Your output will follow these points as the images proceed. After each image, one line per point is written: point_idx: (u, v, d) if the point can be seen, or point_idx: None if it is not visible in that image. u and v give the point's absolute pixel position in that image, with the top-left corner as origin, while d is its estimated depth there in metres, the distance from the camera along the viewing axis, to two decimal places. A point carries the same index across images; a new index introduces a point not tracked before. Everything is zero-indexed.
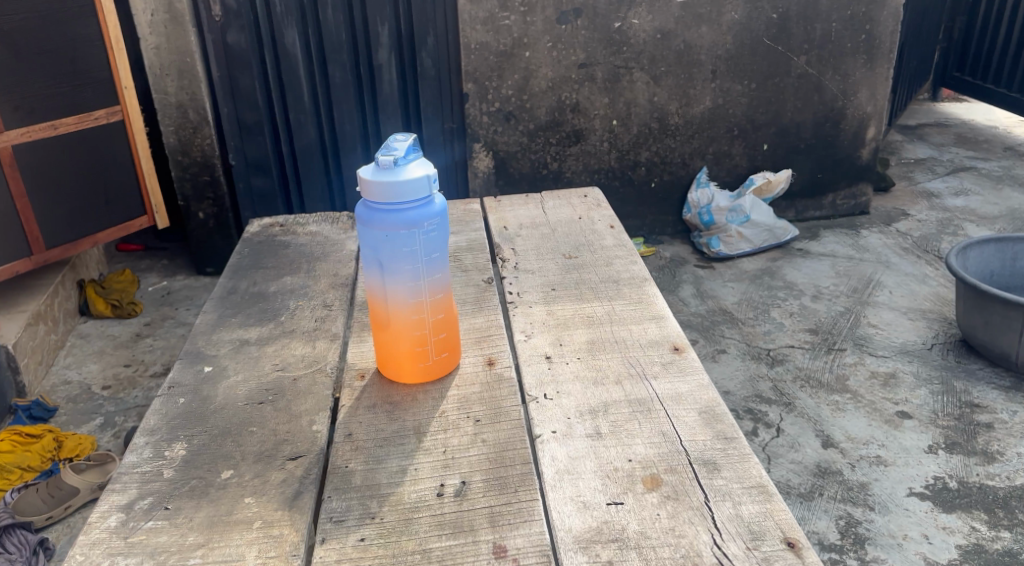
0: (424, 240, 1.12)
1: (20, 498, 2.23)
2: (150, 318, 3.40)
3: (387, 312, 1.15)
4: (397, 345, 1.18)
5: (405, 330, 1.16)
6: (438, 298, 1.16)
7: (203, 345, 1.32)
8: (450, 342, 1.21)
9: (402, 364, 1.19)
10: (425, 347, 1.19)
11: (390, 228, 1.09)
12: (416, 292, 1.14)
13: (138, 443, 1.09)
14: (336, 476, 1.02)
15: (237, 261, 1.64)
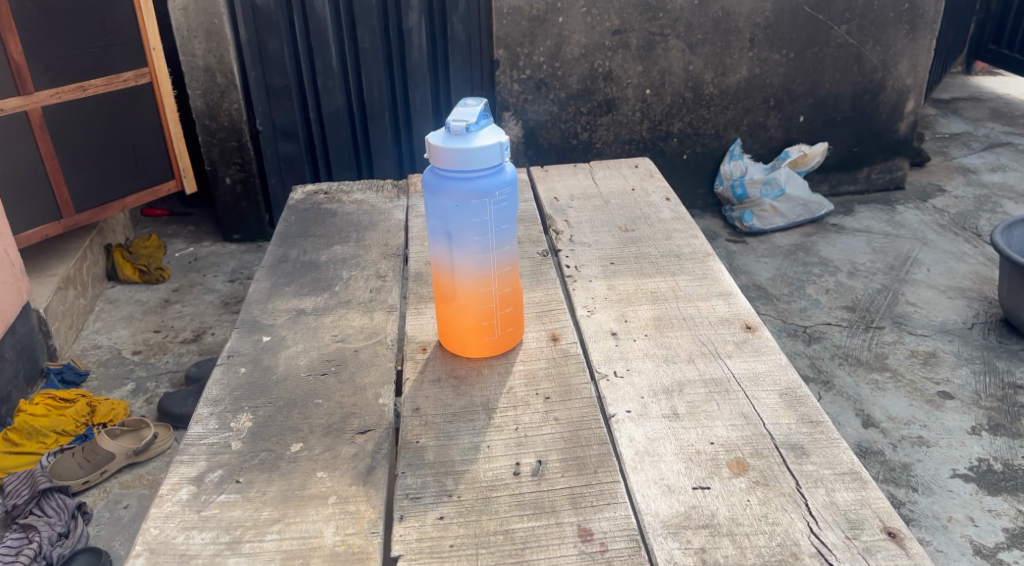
0: (494, 210, 1.07)
1: (57, 462, 2.23)
2: (178, 284, 3.39)
3: (453, 285, 1.11)
4: (462, 319, 1.15)
5: (471, 304, 1.13)
6: (505, 271, 1.13)
7: (260, 315, 1.29)
8: (515, 317, 1.18)
9: (466, 339, 1.16)
10: (491, 321, 1.15)
11: (460, 197, 1.05)
12: (484, 264, 1.10)
13: (203, 414, 1.06)
14: (408, 451, 1.00)
15: (284, 228, 1.61)
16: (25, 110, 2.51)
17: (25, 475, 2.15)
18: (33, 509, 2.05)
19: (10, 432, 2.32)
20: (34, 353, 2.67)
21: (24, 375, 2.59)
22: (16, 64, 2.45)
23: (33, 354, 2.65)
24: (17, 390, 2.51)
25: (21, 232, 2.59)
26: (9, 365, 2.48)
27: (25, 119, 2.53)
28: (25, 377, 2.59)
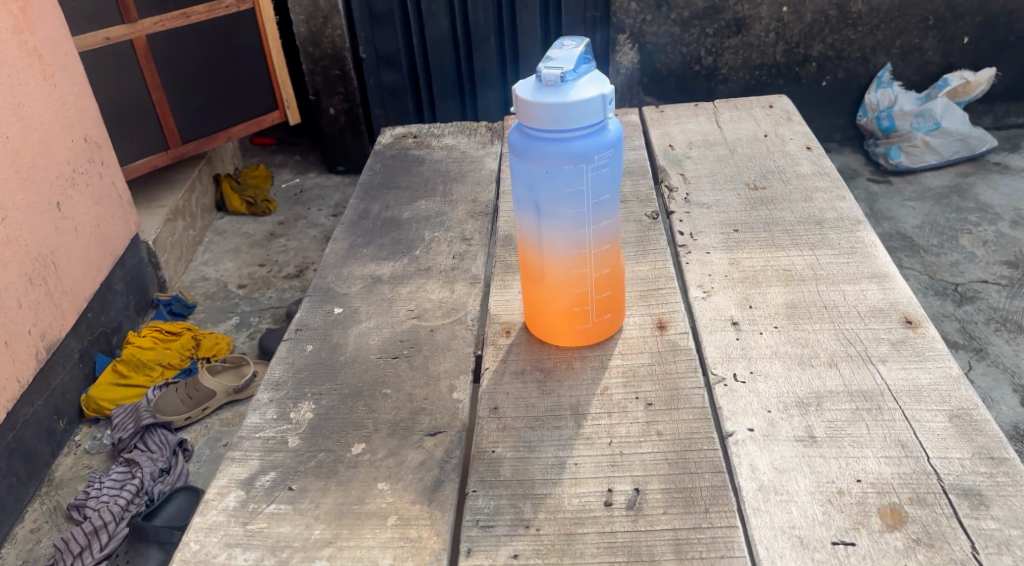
0: (592, 178, 0.89)
1: (161, 396, 2.29)
2: (283, 216, 3.38)
3: (542, 266, 0.95)
4: (551, 304, 0.98)
5: (562, 287, 0.96)
6: (604, 250, 0.95)
7: (333, 282, 1.18)
8: (614, 302, 1.00)
9: (555, 327, 1.00)
10: (585, 308, 0.98)
11: (550, 162, 0.87)
12: (578, 241, 0.93)
13: (261, 401, 0.96)
14: (482, 464, 0.86)
15: (368, 178, 1.48)
16: (129, 38, 2.50)
17: (132, 408, 2.21)
18: (137, 444, 2.12)
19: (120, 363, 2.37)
20: (145, 284, 2.73)
21: (136, 306, 2.65)
22: None
23: (143, 286, 2.71)
24: (129, 321, 2.58)
25: (130, 163, 2.62)
26: (121, 297, 2.54)
27: (130, 48, 2.52)
28: (136, 308, 2.65)
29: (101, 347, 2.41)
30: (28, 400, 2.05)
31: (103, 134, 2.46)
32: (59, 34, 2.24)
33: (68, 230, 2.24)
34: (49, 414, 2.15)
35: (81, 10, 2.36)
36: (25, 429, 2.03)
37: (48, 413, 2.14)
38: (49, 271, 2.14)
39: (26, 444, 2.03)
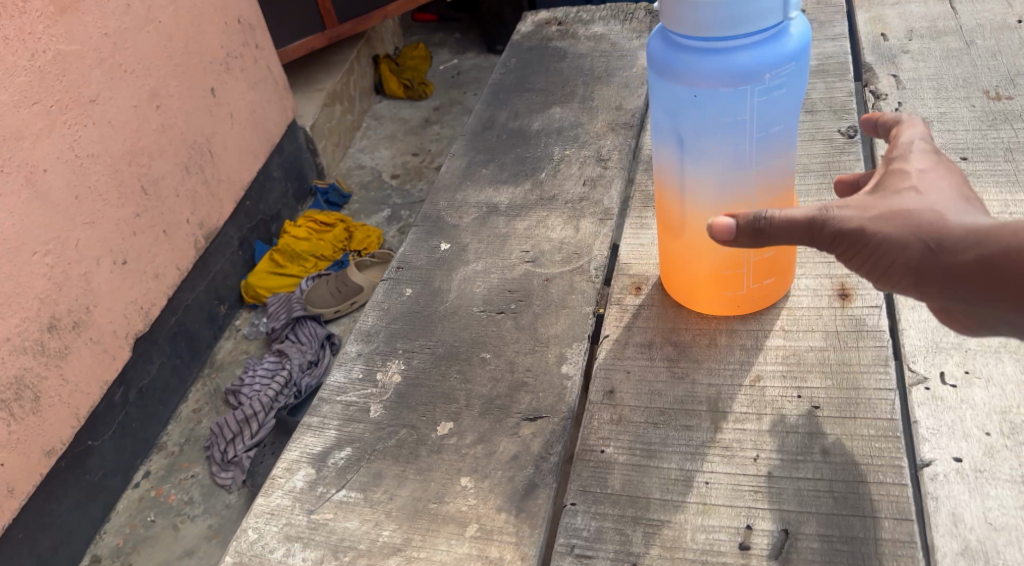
0: (759, 104, 0.65)
1: (313, 289, 2.32)
2: (439, 101, 3.25)
3: (682, 219, 0.73)
4: (693, 264, 0.76)
5: (708, 245, 0.74)
6: (769, 203, 0.71)
7: (445, 209, 1.02)
8: (779, 267, 0.77)
9: (698, 293, 0.79)
10: (738, 273, 0.76)
11: (703, 84, 0.64)
12: (734, 189, 0.69)
13: (349, 355, 0.85)
14: (588, 468, 0.70)
15: (500, 77, 1.27)
16: None
17: (286, 297, 2.27)
18: (289, 334, 2.16)
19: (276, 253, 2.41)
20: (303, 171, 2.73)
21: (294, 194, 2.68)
22: None
23: (301, 173, 2.71)
24: (287, 209, 2.61)
25: (287, 46, 2.56)
26: (279, 185, 2.57)
27: None
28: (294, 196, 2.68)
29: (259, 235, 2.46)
30: (190, 285, 2.09)
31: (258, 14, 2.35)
32: None
33: (224, 117, 2.19)
34: (211, 299, 2.21)
35: None
36: (189, 313, 2.08)
37: (209, 298, 2.21)
38: (206, 160, 2.10)
39: (189, 327, 2.09)
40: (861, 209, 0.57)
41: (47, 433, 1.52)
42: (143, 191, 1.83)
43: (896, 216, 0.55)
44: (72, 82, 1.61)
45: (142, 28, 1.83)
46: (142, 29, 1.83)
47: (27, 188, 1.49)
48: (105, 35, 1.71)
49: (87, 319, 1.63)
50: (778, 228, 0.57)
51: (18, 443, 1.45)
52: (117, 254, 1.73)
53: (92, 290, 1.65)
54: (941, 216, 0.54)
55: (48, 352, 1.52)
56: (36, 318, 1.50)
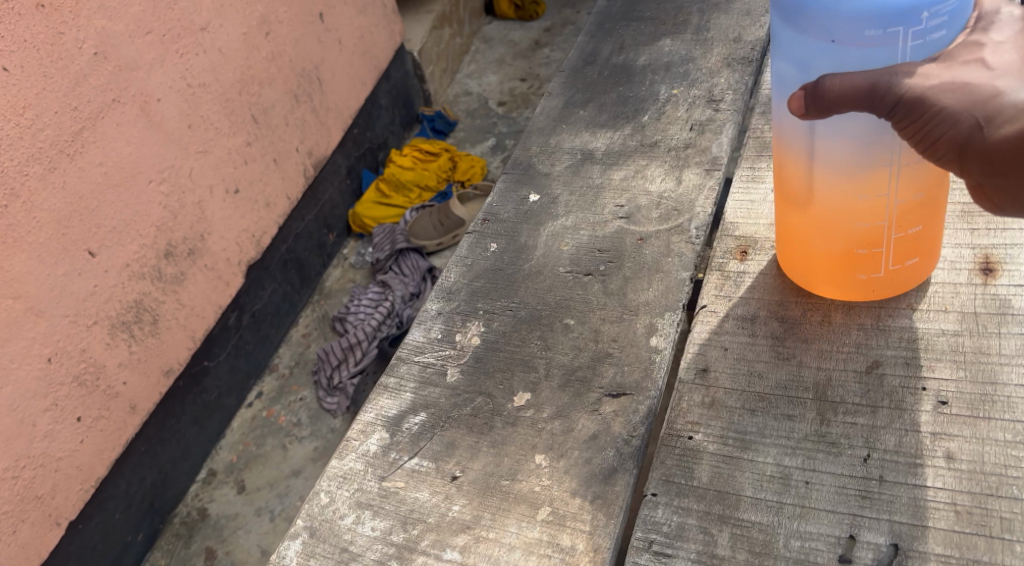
0: (913, 49, 0.54)
1: (417, 220, 2.34)
2: (551, 23, 3.11)
3: (811, 190, 0.62)
4: (820, 242, 0.66)
5: (839, 219, 0.63)
6: (920, 171, 0.60)
7: (537, 155, 0.95)
8: (923, 245, 0.66)
9: (821, 273, 0.69)
10: (875, 252, 0.65)
11: (844, 27, 0.53)
12: (876, 152, 0.58)
13: (429, 313, 0.81)
14: (673, 457, 0.64)
15: (607, 4, 1.17)
16: None
17: (389, 229, 2.27)
18: (392, 266, 2.20)
19: (383, 182, 2.43)
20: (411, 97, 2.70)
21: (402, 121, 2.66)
22: None
23: (409, 99, 2.68)
24: (394, 137, 2.60)
25: None
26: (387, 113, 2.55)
27: None
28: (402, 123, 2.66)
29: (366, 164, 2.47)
30: (300, 214, 2.13)
31: None
32: None
33: (332, 42, 2.15)
34: (320, 228, 2.26)
35: None
36: (298, 241, 2.13)
37: (318, 225, 2.25)
38: (314, 88, 2.08)
39: (299, 255, 2.14)
40: (931, 71, 0.51)
41: (165, 354, 1.56)
42: (253, 119, 1.81)
43: (959, 88, 0.51)
44: (184, 10, 1.53)
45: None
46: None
47: (142, 118, 1.44)
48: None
49: (202, 246, 1.65)
50: (840, 92, 0.51)
51: (139, 363, 1.49)
52: (230, 183, 1.73)
53: (207, 217, 1.66)
54: (1005, 96, 0.51)
55: (165, 276, 1.54)
56: (153, 245, 1.50)
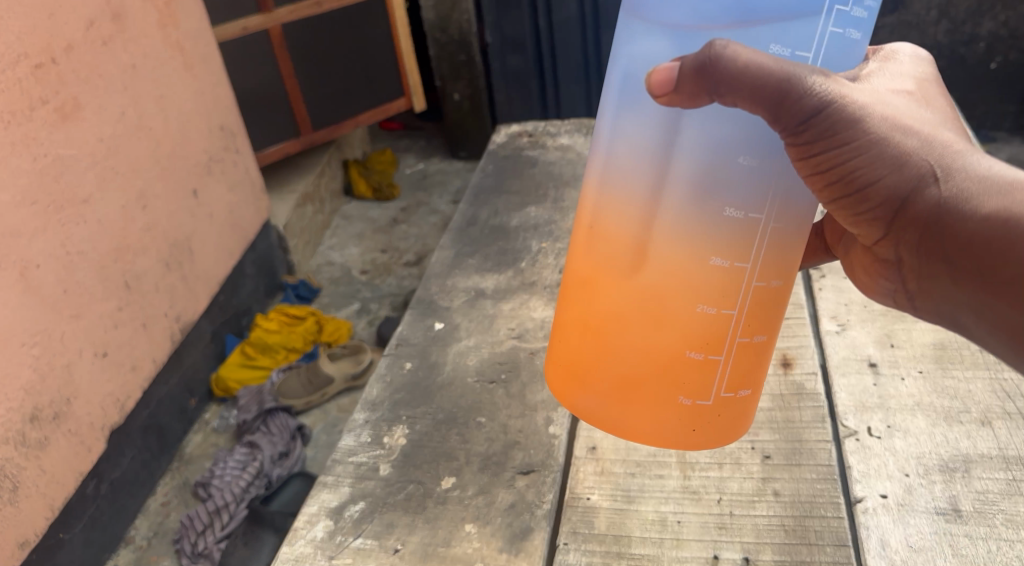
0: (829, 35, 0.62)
1: (284, 380, 2.38)
2: (406, 203, 3.43)
3: (672, 243, 0.66)
4: (669, 304, 0.69)
5: (694, 283, 0.68)
6: (776, 255, 0.68)
7: (437, 294, 1.15)
8: (750, 371, 0.75)
9: (647, 337, 0.71)
10: (711, 334, 0.70)
11: None
12: (741, 218, 0.65)
13: (357, 422, 0.95)
14: (576, 514, 0.80)
15: (480, 179, 1.44)
16: (266, 29, 2.56)
17: (256, 390, 2.31)
18: (260, 426, 2.19)
19: (248, 345, 2.45)
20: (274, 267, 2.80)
21: (265, 289, 2.74)
22: None
23: (273, 268, 2.78)
24: (258, 304, 2.67)
25: (264, 149, 2.71)
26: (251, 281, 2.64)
27: (267, 38, 2.59)
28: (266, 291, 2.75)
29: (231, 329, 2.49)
30: (164, 377, 2.11)
31: (237, 122, 2.46)
32: (198, 23, 2.23)
33: (204, 216, 2.27)
34: (183, 392, 2.23)
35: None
36: (161, 405, 2.10)
37: (180, 390, 2.22)
38: (186, 257, 2.17)
39: (161, 420, 2.10)
40: (864, 100, 0.61)
41: (22, 525, 1.54)
42: (126, 286, 1.90)
43: (902, 136, 0.61)
44: (67, 183, 1.69)
45: (134, 132, 1.93)
46: (135, 133, 1.94)
47: (19, 282, 1.55)
48: (99, 139, 1.81)
49: (67, 410, 1.67)
50: (754, 72, 0.58)
51: None
52: (100, 345, 1.78)
53: (74, 380, 1.70)
54: (940, 150, 0.61)
55: (29, 441, 1.56)
56: (19, 409, 1.54)
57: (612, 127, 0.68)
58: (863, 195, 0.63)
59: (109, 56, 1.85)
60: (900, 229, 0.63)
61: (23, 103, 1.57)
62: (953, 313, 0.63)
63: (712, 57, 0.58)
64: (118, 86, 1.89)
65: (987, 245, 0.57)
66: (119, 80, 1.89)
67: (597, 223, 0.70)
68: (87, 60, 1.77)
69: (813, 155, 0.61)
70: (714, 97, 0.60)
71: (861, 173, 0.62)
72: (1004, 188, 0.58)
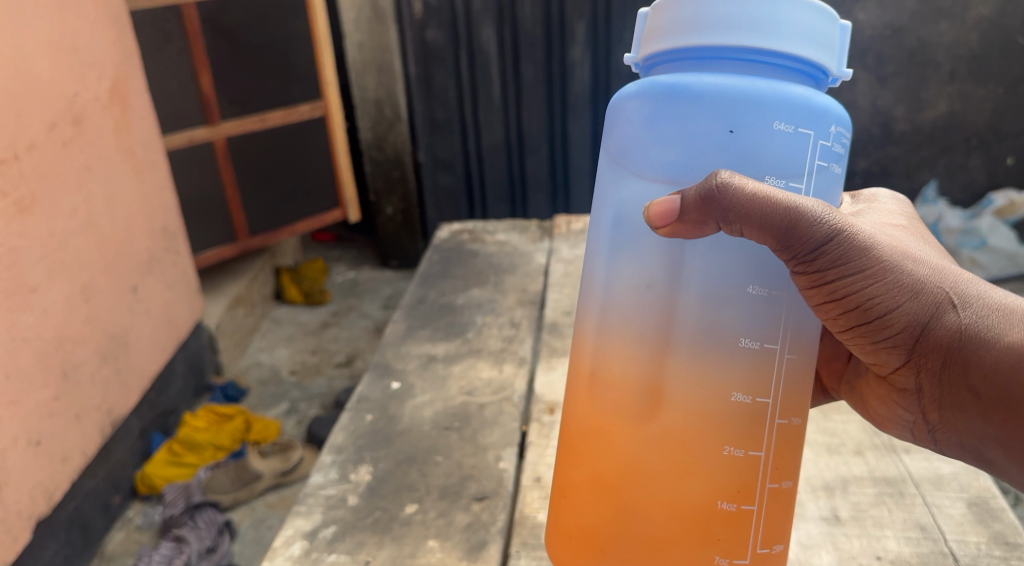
0: (815, 167, 0.75)
1: (212, 476, 2.12)
2: (337, 308, 3.32)
3: (692, 386, 0.74)
4: (694, 439, 0.75)
5: (717, 419, 0.75)
6: (793, 392, 0.76)
7: (392, 359, 1.29)
8: (779, 526, 0.78)
9: (671, 474, 0.76)
10: (740, 472, 0.76)
11: (751, 132, 0.72)
12: (756, 352, 0.74)
13: (325, 462, 1.05)
14: (525, 528, 0.92)
15: (427, 268, 1.61)
16: (210, 140, 2.63)
17: (183, 485, 2.04)
18: (186, 521, 1.94)
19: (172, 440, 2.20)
20: (201, 365, 2.55)
21: (193, 388, 2.48)
22: (205, 96, 2.58)
23: (201, 368, 2.54)
24: (184, 403, 2.40)
25: (201, 254, 2.70)
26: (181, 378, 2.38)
27: (210, 149, 2.65)
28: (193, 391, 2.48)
29: (156, 426, 2.22)
30: (92, 472, 1.89)
31: (178, 224, 2.38)
32: (150, 130, 2.23)
33: (142, 312, 2.10)
34: (109, 488, 1.98)
35: (168, 110, 2.50)
36: (86, 499, 1.86)
37: (105, 487, 1.96)
38: (121, 350, 1.98)
39: (84, 517, 1.86)
40: (867, 234, 0.75)
41: None
42: (64, 375, 1.74)
43: (908, 268, 0.75)
44: (17, 271, 1.60)
45: (82, 229, 1.84)
46: (81, 230, 1.84)
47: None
48: (51, 234, 1.72)
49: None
50: (766, 199, 0.69)
51: None
52: (33, 433, 1.62)
53: (7, 466, 1.53)
54: (940, 277, 0.75)
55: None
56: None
57: (612, 271, 0.77)
58: (882, 321, 0.76)
59: (66, 156, 1.79)
60: (919, 355, 0.77)
61: None
62: (975, 435, 0.76)
63: (717, 184, 0.69)
64: (73, 184, 1.82)
65: (1009, 379, 0.71)
66: (74, 179, 1.82)
67: (610, 376, 0.77)
68: (48, 159, 1.72)
69: (830, 285, 0.74)
70: (718, 223, 0.71)
71: (880, 303, 0.75)
72: (1008, 325, 0.72)
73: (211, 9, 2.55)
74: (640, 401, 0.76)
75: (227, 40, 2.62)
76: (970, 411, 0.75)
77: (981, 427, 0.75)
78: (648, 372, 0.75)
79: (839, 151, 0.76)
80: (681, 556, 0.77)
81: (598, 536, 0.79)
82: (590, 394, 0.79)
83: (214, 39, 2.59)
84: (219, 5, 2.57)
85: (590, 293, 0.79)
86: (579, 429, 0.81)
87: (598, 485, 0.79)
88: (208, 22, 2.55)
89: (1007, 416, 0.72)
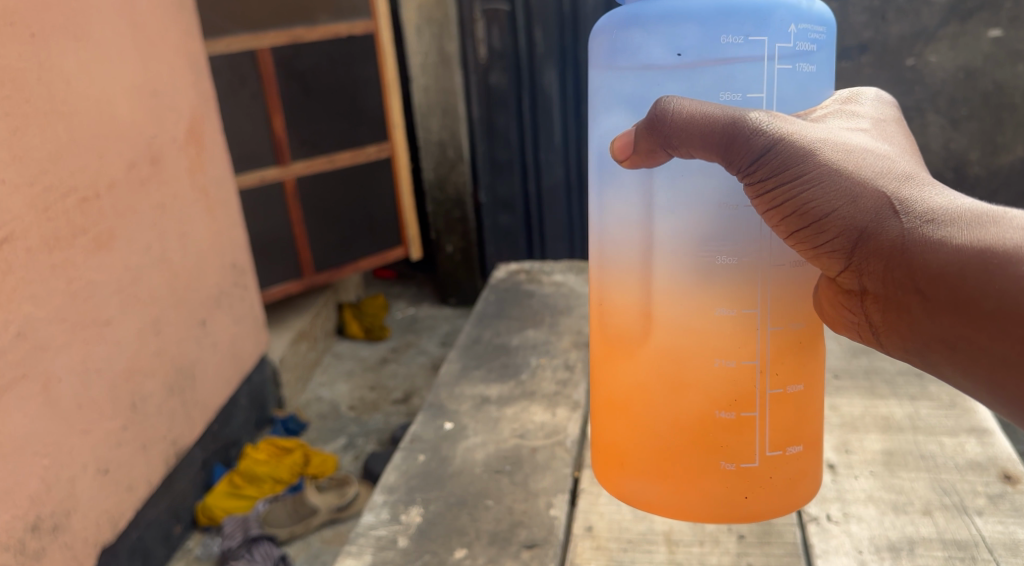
0: (774, 75, 0.78)
1: (270, 510, 2.12)
2: (396, 344, 3.33)
3: (679, 305, 0.81)
4: (685, 351, 0.82)
5: (705, 331, 0.81)
6: (788, 303, 0.81)
7: (445, 400, 1.29)
8: (790, 424, 0.84)
9: (666, 391, 0.84)
10: (735, 375, 0.82)
11: (695, 49, 0.76)
12: (737, 263, 0.79)
13: (376, 502, 1.06)
14: None
15: (483, 307, 1.63)
16: (281, 179, 2.72)
17: (242, 517, 2.04)
18: (244, 554, 1.93)
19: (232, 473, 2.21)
20: (264, 399, 2.58)
21: (255, 421, 2.50)
22: (277, 138, 2.68)
23: (263, 401, 2.56)
24: (246, 436, 2.42)
25: (267, 288, 2.77)
26: (244, 410, 2.41)
27: (280, 188, 2.74)
28: (255, 423, 2.51)
29: (218, 457, 2.25)
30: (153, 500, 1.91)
31: (247, 260, 2.46)
32: (222, 172, 2.31)
33: (208, 346, 2.15)
34: (169, 518, 1.99)
35: (241, 151, 2.60)
36: (149, 529, 1.88)
37: (167, 516, 1.98)
38: (188, 383, 2.03)
39: (146, 547, 1.87)
40: (808, 139, 0.75)
41: None
42: (132, 406, 1.78)
43: (856, 171, 0.74)
44: (94, 306, 1.66)
45: (154, 264, 1.91)
46: (153, 265, 1.90)
47: (41, 395, 1.49)
48: (127, 269, 1.79)
49: (66, 523, 1.54)
50: (683, 121, 0.74)
51: None
52: (102, 462, 1.66)
53: (76, 493, 1.57)
54: (890, 180, 0.74)
55: (26, 551, 1.43)
56: (23, 516, 1.42)
57: (603, 205, 0.85)
58: (821, 226, 0.74)
59: (143, 195, 1.88)
60: (860, 259, 0.74)
61: (68, 232, 1.60)
62: (921, 341, 0.73)
63: (659, 110, 0.75)
64: (148, 222, 1.90)
65: (955, 279, 0.68)
66: (149, 216, 1.90)
67: (610, 303, 0.86)
68: (126, 198, 1.80)
69: (767, 192, 0.75)
70: (668, 150, 0.76)
71: (821, 205, 0.74)
72: (959, 223, 0.69)
73: (286, 55, 2.67)
74: (635, 325, 0.84)
75: (300, 85, 2.73)
76: (917, 316, 0.72)
77: (931, 329, 0.71)
78: (639, 296, 0.83)
79: (802, 48, 0.79)
80: (688, 466, 0.84)
81: (615, 452, 0.89)
82: (597, 320, 0.88)
83: (288, 83, 2.70)
84: (294, 51, 2.68)
85: (592, 229, 0.88)
86: (596, 353, 0.91)
87: (614, 405, 0.88)
88: (282, 68, 2.66)
89: (956, 320, 0.68)
